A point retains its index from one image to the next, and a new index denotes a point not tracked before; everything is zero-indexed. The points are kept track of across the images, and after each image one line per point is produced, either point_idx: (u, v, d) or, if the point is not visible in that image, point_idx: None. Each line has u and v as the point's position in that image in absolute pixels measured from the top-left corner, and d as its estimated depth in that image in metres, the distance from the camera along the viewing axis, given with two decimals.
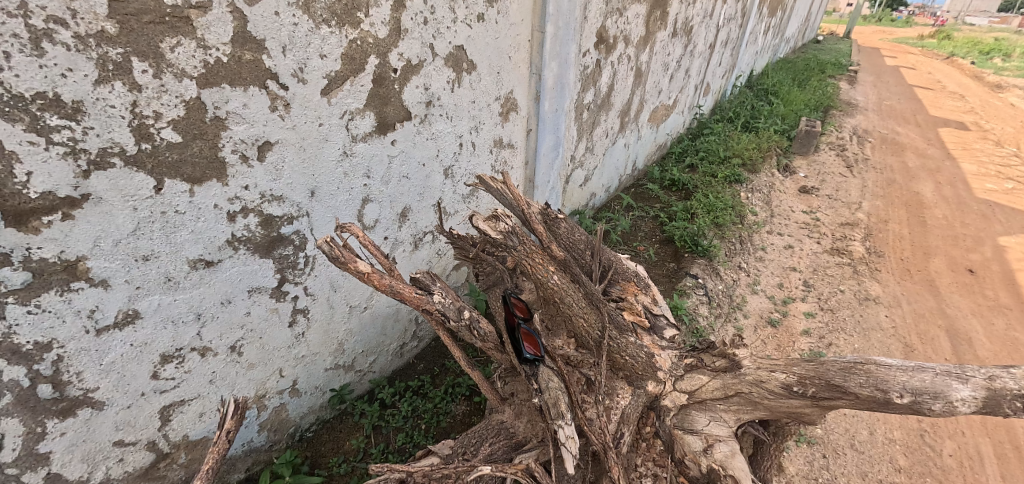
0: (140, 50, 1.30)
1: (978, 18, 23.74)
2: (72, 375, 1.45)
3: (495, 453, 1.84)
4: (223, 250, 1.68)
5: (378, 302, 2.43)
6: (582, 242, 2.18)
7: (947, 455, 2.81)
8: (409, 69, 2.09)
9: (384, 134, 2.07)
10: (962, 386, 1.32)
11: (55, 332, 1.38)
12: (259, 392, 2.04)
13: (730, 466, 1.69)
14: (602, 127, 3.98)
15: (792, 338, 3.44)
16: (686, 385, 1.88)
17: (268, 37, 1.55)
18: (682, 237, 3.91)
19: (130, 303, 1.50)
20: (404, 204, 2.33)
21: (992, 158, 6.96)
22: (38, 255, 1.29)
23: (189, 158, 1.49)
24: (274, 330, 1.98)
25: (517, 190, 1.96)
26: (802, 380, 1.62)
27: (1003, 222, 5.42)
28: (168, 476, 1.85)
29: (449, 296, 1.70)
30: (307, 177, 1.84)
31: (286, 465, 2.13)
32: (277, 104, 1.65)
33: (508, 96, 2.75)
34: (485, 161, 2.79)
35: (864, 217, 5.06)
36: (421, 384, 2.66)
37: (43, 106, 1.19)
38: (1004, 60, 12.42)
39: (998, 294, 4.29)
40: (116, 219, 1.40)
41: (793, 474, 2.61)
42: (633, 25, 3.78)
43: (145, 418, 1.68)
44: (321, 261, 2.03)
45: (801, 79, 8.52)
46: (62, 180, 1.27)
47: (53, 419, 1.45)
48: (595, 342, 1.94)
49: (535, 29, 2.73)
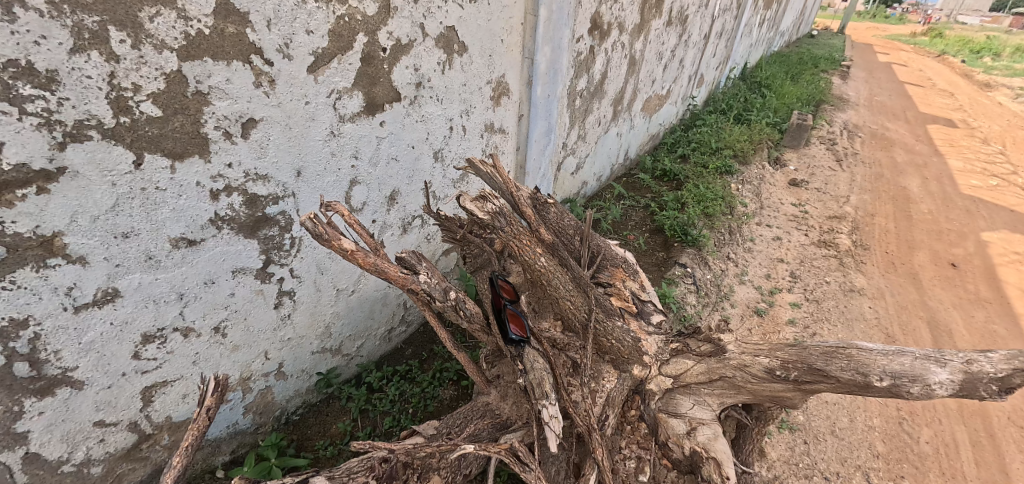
0: (117, 19, 1.25)
1: (971, 16, 23.79)
2: (50, 354, 1.42)
3: (481, 433, 1.86)
4: (206, 229, 1.65)
5: (367, 285, 2.41)
6: (571, 227, 2.19)
7: (924, 442, 2.88)
8: (398, 48, 2.05)
9: (372, 114, 2.04)
10: (940, 369, 1.34)
11: (31, 308, 1.35)
12: (244, 374, 2.02)
13: (713, 448, 1.76)
14: (594, 114, 3.96)
15: (777, 328, 3.48)
16: (671, 370, 1.92)
17: (253, 10, 1.51)
18: (672, 227, 3.96)
19: (109, 281, 1.47)
20: (393, 187, 2.31)
21: (978, 155, 7.05)
22: (13, 229, 1.26)
23: (170, 133, 1.46)
24: (258, 311, 1.95)
25: (506, 173, 1.92)
26: (785, 364, 1.64)
27: (987, 216, 5.52)
28: (151, 458, 1.83)
29: (435, 276, 1.68)
30: (292, 156, 1.80)
31: (272, 447, 2.14)
32: (261, 80, 1.62)
33: (500, 80, 2.72)
34: (476, 144, 2.77)
35: (852, 210, 5.11)
36: (409, 369, 2.65)
37: (16, 74, 1.16)
38: (994, 60, 12.56)
39: (979, 288, 4.38)
40: (94, 195, 1.36)
41: (775, 459, 2.64)
42: (629, 11, 3.75)
43: (126, 398, 1.65)
44: (308, 242, 2.01)
45: (795, 73, 8.51)
46: (37, 152, 1.24)
47: (31, 398, 1.42)
48: (581, 325, 1.94)
49: (527, 12, 2.69)
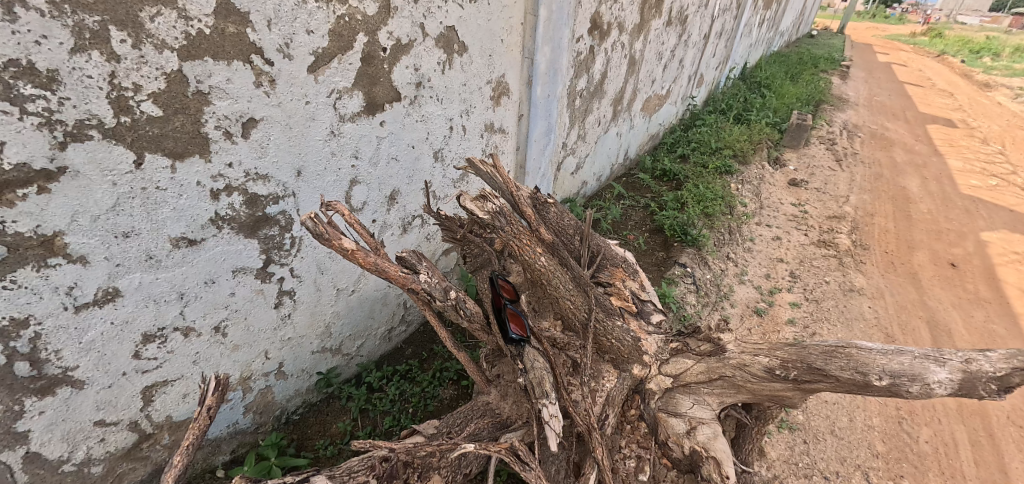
0: (117, 19, 1.26)
1: (971, 16, 23.80)
2: (50, 354, 1.42)
3: (481, 432, 1.86)
4: (207, 229, 1.65)
5: (367, 285, 2.42)
6: (571, 227, 2.19)
7: (924, 442, 2.88)
8: (398, 48, 2.05)
9: (372, 114, 2.04)
10: (939, 368, 1.35)
11: (31, 308, 1.35)
12: (244, 374, 2.03)
13: (713, 447, 1.77)
14: (594, 114, 3.97)
15: (777, 327, 3.48)
16: (671, 369, 1.92)
17: (254, 10, 1.51)
18: (671, 227, 3.96)
19: (110, 281, 1.47)
20: (393, 187, 2.31)
21: (977, 155, 7.06)
22: (13, 228, 1.26)
23: (170, 133, 1.46)
24: (259, 311, 1.96)
25: (506, 173, 1.93)
26: (785, 363, 1.64)
27: (986, 216, 5.53)
28: (151, 458, 1.83)
29: (435, 276, 1.68)
30: (293, 156, 1.80)
31: (272, 447, 2.14)
32: (261, 79, 1.62)
33: (500, 80, 2.73)
34: (476, 144, 2.77)
35: (851, 210, 5.12)
36: (409, 368, 2.65)
37: (17, 74, 1.16)
38: (994, 60, 12.57)
39: (978, 287, 4.39)
40: (95, 195, 1.36)
41: (774, 458, 2.65)
42: (629, 11, 3.75)
43: (126, 398, 1.65)
44: (308, 242, 2.01)
45: (794, 73, 8.52)
46: (37, 151, 1.24)
47: (31, 398, 1.42)
48: (581, 324, 1.94)
49: (527, 12, 2.70)
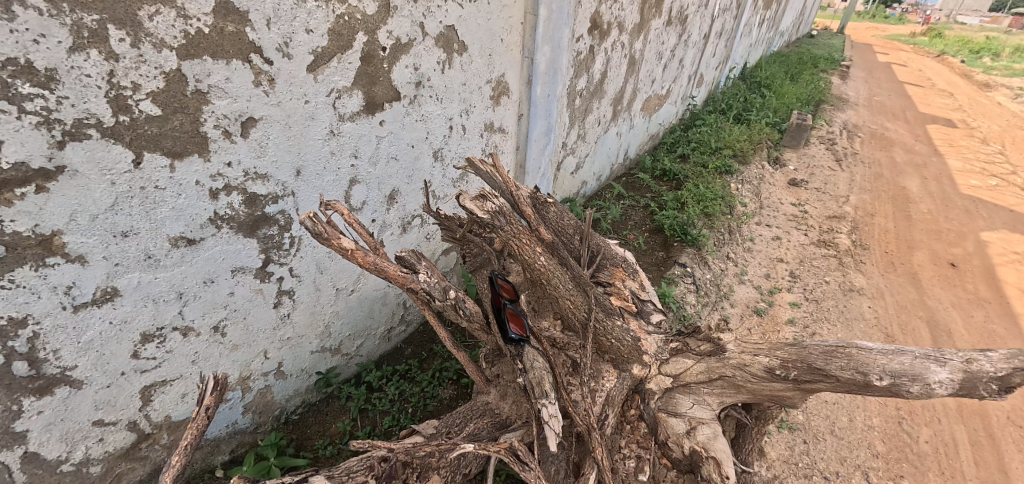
0: (116, 17, 1.25)
1: (971, 16, 23.81)
2: (49, 353, 1.42)
3: (480, 432, 1.86)
4: (205, 228, 1.65)
5: (366, 284, 2.41)
6: (571, 227, 2.19)
7: (923, 442, 2.88)
8: (398, 48, 2.05)
9: (372, 113, 2.04)
10: (940, 368, 1.35)
11: (30, 307, 1.34)
12: (244, 374, 2.02)
13: (713, 448, 1.76)
14: (594, 114, 3.96)
15: (776, 327, 3.48)
16: (671, 369, 1.92)
17: (253, 9, 1.51)
18: (671, 226, 3.96)
19: (109, 280, 1.47)
20: (393, 186, 2.31)
21: (977, 155, 7.05)
22: (11, 228, 1.25)
23: (169, 132, 1.46)
24: (258, 311, 1.95)
25: (506, 173, 1.92)
26: (785, 363, 1.64)
27: (986, 216, 5.53)
28: (150, 458, 1.83)
29: (435, 276, 1.67)
30: (292, 155, 1.80)
31: (271, 447, 2.13)
32: (260, 79, 1.61)
33: (500, 79, 2.72)
34: (476, 144, 2.77)
35: (851, 210, 5.12)
36: (409, 368, 2.64)
37: (15, 73, 1.16)
38: (993, 60, 12.58)
39: (978, 287, 4.39)
40: (94, 194, 1.36)
41: (774, 458, 2.64)
42: (629, 10, 3.74)
43: (125, 397, 1.65)
44: (307, 241, 2.01)
45: (794, 73, 8.52)
46: (35, 150, 1.23)
47: (29, 397, 1.42)
48: (581, 324, 1.94)
49: (527, 11, 2.69)
